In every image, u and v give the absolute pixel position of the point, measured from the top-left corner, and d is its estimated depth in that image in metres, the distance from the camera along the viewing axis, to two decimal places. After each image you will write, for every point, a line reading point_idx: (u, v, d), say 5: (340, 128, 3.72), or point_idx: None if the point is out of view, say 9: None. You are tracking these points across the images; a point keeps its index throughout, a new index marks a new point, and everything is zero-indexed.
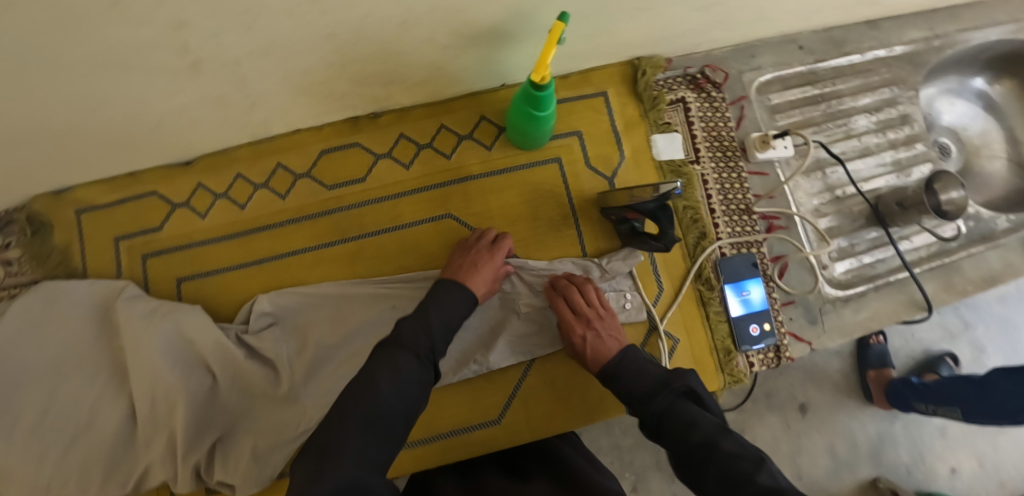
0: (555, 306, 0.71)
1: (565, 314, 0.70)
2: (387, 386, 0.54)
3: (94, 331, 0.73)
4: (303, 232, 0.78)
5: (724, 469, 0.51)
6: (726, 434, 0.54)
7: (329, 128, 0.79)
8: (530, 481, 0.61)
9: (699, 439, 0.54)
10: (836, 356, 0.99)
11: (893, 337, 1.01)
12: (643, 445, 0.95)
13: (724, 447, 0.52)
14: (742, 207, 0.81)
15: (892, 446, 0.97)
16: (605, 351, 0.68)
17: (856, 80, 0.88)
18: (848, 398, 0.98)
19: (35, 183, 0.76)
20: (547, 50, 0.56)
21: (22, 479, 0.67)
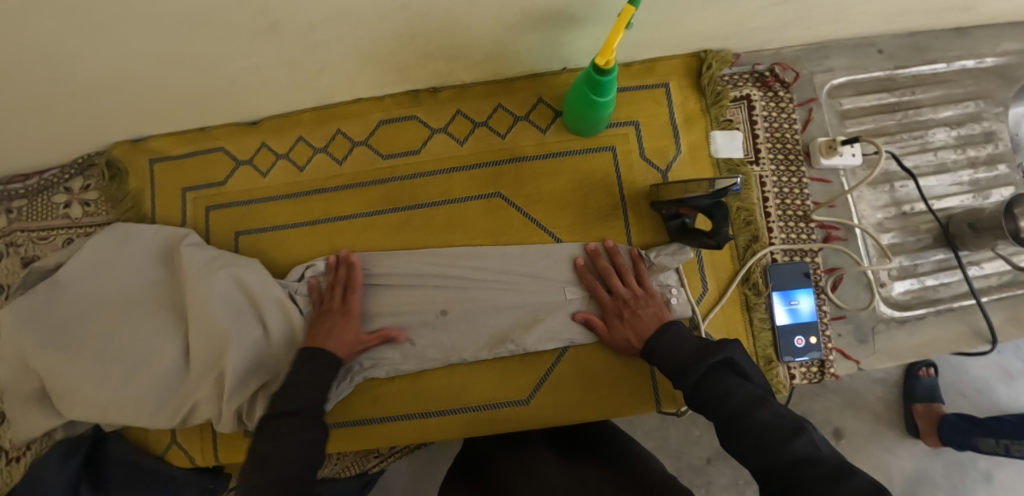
0: (590, 291, 0.73)
1: (601, 297, 0.72)
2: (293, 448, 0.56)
3: (158, 272, 0.78)
4: (357, 197, 0.80)
5: (756, 439, 0.50)
6: (762, 403, 0.53)
7: (390, 99, 0.81)
8: (579, 462, 0.61)
9: (734, 409, 0.53)
10: (880, 384, 0.94)
11: (945, 371, 0.95)
12: (664, 452, 0.96)
13: (757, 416, 0.51)
14: (800, 213, 0.78)
15: (930, 486, 0.92)
16: (646, 327, 0.68)
17: (938, 90, 0.83)
18: (889, 429, 0.93)
19: (117, 132, 0.81)
20: (617, 33, 0.55)
21: (85, 400, 0.73)
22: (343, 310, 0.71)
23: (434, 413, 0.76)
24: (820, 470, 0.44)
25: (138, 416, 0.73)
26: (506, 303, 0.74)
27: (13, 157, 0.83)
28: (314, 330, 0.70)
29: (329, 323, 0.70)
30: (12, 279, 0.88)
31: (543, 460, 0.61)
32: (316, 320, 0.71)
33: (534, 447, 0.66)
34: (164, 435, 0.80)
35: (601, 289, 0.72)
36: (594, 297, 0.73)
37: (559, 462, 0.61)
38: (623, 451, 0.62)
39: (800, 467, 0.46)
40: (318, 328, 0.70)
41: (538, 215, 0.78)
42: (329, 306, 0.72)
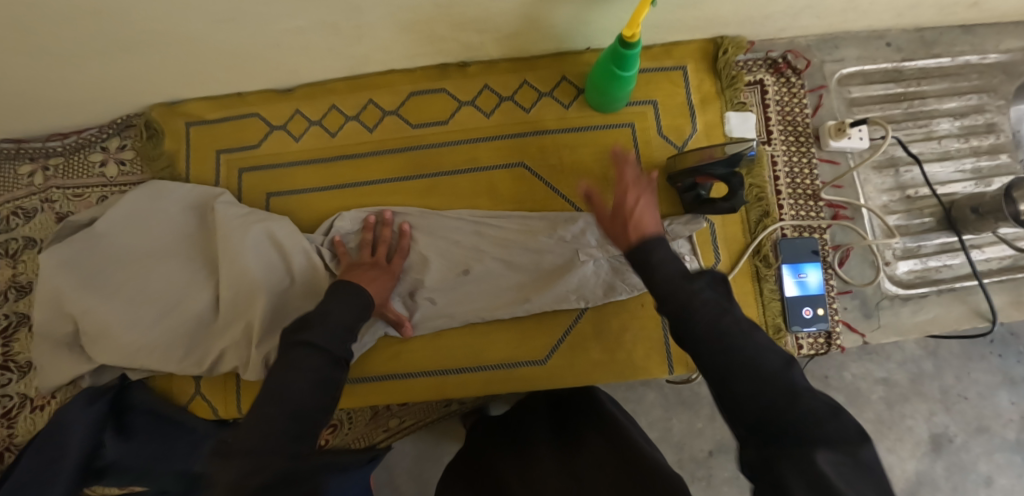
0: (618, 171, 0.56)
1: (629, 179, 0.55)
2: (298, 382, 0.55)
3: (193, 226, 0.81)
4: (385, 163, 0.84)
5: (745, 370, 0.44)
6: (753, 327, 0.47)
7: (420, 71, 0.85)
8: (580, 436, 0.61)
9: (723, 334, 0.47)
10: (881, 384, 0.97)
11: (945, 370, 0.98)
12: (664, 442, 0.98)
13: (755, 347, 0.45)
14: (809, 192, 0.81)
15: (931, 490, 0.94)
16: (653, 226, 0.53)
17: (943, 83, 0.87)
18: (887, 429, 0.95)
19: (157, 93, 0.85)
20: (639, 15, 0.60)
21: (115, 344, 0.75)
22: (386, 268, 0.74)
23: (454, 371, 0.78)
24: (810, 403, 0.41)
25: (171, 357, 0.75)
26: (529, 267, 0.77)
27: (56, 113, 0.86)
28: (355, 274, 0.71)
29: (373, 273, 0.72)
30: (46, 233, 0.91)
31: (542, 451, 0.59)
32: (355, 268, 0.73)
33: (534, 434, 0.64)
34: (189, 386, 0.83)
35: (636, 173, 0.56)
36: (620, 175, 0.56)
37: (558, 449, 0.59)
38: (614, 420, 0.62)
39: (790, 405, 0.41)
40: (361, 273, 0.71)
41: (560, 186, 0.82)
42: (372, 259, 0.74)
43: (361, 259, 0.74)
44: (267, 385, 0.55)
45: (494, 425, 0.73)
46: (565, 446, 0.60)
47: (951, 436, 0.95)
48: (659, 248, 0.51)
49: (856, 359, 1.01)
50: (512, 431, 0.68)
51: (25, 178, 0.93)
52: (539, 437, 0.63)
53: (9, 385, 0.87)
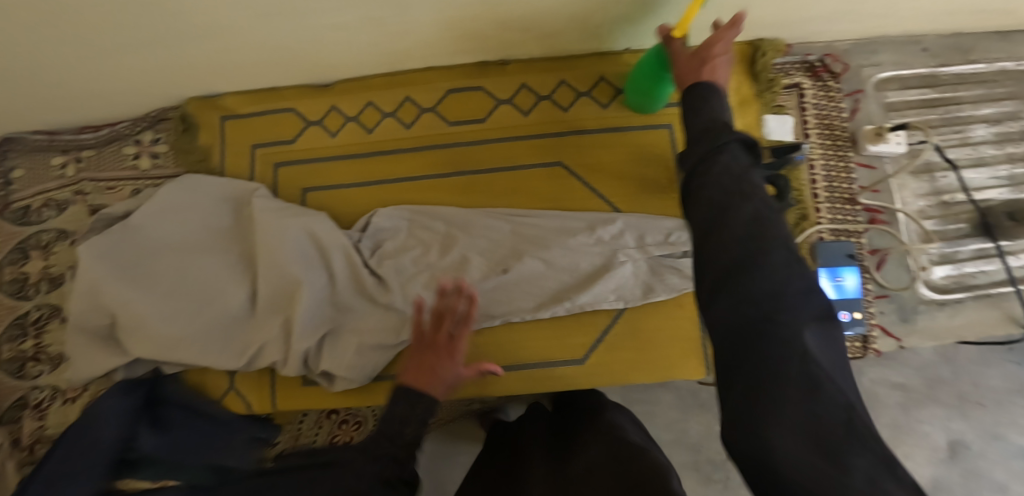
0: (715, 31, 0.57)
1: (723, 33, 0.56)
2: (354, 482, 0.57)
3: (229, 220, 0.81)
4: (423, 160, 0.84)
5: (738, 243, 0.41)
6: (750, 200, 0.43)
7: (459, 69, 0.85)
8: (576, 452, 0.60)
9: (721, 201, 0.44)
10: None
11: None
12: (681, 444, 0.98)
13: (755, 218, 0.42)
14: (846, 196, 0.82)
15: None
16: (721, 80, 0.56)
17: (979, 89, 0.86)
18: (904, 435, 0.89)
19: (195, 86, 0.85)
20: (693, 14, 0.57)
21: (151, 336, 0.74)
22: (451, 346, 0.67)
23: (492, 369, 0.78)
24: (797, 278, 0.39)
25: (209, 352, 0.75)
26: (568, 266, 0.77)
27: (93, 105, 0.86)
28: (415, 372, 0.66)
29: (437, 359, 0.66)
30: (78, 225, 0.91)
31: (538, 468, 0.59)
32: (420, 353, 0.67)
33: (533, 450, 0.64)
34: (222, 381, 0.82)
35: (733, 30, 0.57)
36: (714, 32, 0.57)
37: (554, 463, 0.59)
38: (611, 425, 0.62)
39: (777, 279, 0.39)
40: (419, 370, 0.65)
41: (598, 185, 0.82)
42: (436, 340, 0.67)
43: (428, 336, 0.68)
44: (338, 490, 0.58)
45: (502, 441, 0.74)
46: (562, 460, 0.59)
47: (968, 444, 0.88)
48: (719, 93, 0.53)
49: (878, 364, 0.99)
50: (516, 449, 0.68)
51: (56, 170, 0.93)
52: (538, 452, 0.63)
53: (41, 377, 0.88)
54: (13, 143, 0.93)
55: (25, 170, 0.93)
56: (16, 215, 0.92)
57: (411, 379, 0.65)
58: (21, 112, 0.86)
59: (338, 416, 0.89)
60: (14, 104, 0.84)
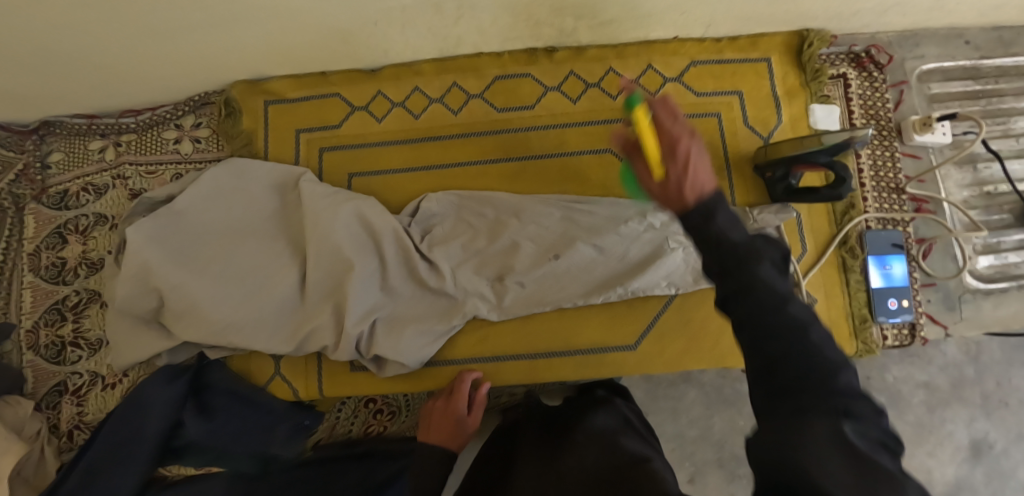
0: (660, 120, 0.41)
1: (675, 134, 0.40)
2: None
3: (275, 205, 0.80)
4: (473, 145, 0.84)
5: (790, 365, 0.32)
6: (802, 322, 0.33)
7: (508, 55, 0.85)
8: (566, 450, 0.60)
9: (765, 318, 0.33)
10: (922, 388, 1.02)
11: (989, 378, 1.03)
12: (705, 441, 0.97)
13: (817, 349, 0.32)
14: (892, 185, 0.82)
15: None
16: (707, 184, 0.38)
17: (1021, 82, 0.86)
18: (931, 433, 1.02)
19: (242, 69, 0.84)
20: (644, 129, 0.46)
21: (198, 320, 0.73)
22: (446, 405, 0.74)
23: (544, 355, 0.78)
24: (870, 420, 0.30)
25: (258, 336, 0.74)
26: (620, 251, 0.77)
27: (136, 88, 0.86)
28: (436, 429, 0.71)
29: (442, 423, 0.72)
30: (119, 210, 0.90)
31: (525, 475, 0.59)
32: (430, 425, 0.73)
33: (523, 450, 0.64)
34: (267, 366, 0.81)
35: (680, 125, 0.40)
36: (661, 120, 0.41)
37: (544, 462, 0.59)
38: (603, 432, 0.62)
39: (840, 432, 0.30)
40: (439, 428, 0.71)
41: None
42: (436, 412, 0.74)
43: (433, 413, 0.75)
44: None
45: (495, 444, 0.72)
46: (550, 463, 0.58)
47: (992, 443, 1.01)
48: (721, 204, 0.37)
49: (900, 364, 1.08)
50: (508, 449, 0.68)
51: (95, 154, 0.92)
52: (528, 453, 0.62)
53: (80, 362, 0.87)
54: (51, 126, 0.92)
55: (64, 154, 0.93)
56: (54, 199, 0.92)
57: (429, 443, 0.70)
58: (63, 95, 0.85)
59: (376, 407, 0.89)
60: (55, 86, 0.83)
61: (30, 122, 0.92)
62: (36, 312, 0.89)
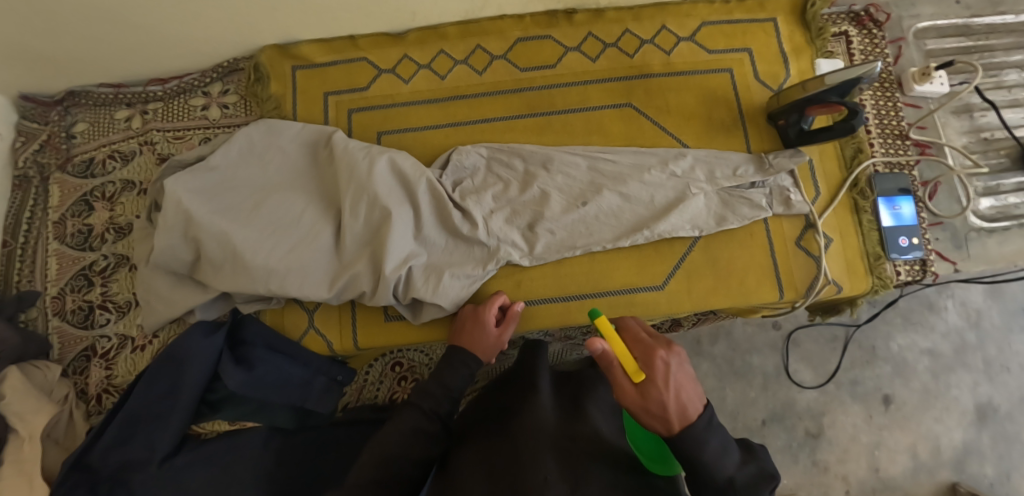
0: (633, 344, 0.68)
1: (655, 349, 0.64)
2: (392, 437, 0.64)
3: (308, 160, 0.81)
4: (497, 104, 0.87)
5: None
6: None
7: (530, 18, 0.89)
8: (581, 418, 0.69)
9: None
10: (926, 355, 1.13)
11: (990, 345, 1.13)
12: None
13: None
14: (897, 132, 0.87)
15: (977, 459, 1.10)
16: (687, 409, 0.59)
17: (1010, 38, 0.93)
18: (939, 398, 1.12)
19: (272, 34, 0.86)
20: (618, 343, 0.64)
21: (236, 268, 0.74)
22: (476, 316, 0.76)
23: (576, 297, 0.81)
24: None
25: (296, 284, 0.74)
26: (645, 197, 0.80)
27: (166, 56, 0.87)
28: (464, 338, 0.75)
29: (471, 333, 0.75)
30: (146, 175, 0.91)
31: (548, 461, 0.59)
32: (460, 333, 0.76)
33: (536, 430, 0.64)
34: (302, 320, 0.82)
35: (657, 343, 0.66)
36: (638, 348, 0.66)
37: (560, 423, 0.67)
38: (604, 416, 0.72)
39: None
40: (468, 334, 0.75)
41: (666, 124, 0.86)
42: (465, 320, 0.77)
43: (463, 321, 0.77)
44: (385, 433, 0.65)
45: (487, 411, 0.75)
46: (570, 460, 0.60)
47: (996, 406, 1.11)
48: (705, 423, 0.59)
49: (905, 331, 1.14)
50: (511, 416, 0.70)
51: (121, 123, 0.93)
52: (542, 437, 0.64)
53: (108, 325, 0.86)
54: (77, 97, 0.93)
55: (88, 124, 0.93)
56: (79, 168, 0.93)
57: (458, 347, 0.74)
58: (92, 63, 0.87)
59: (401, 371, 0.92)
60: (85, 54, 0.84)
61: (54, 93, 0.93)
62: (62, 279, 0.89)
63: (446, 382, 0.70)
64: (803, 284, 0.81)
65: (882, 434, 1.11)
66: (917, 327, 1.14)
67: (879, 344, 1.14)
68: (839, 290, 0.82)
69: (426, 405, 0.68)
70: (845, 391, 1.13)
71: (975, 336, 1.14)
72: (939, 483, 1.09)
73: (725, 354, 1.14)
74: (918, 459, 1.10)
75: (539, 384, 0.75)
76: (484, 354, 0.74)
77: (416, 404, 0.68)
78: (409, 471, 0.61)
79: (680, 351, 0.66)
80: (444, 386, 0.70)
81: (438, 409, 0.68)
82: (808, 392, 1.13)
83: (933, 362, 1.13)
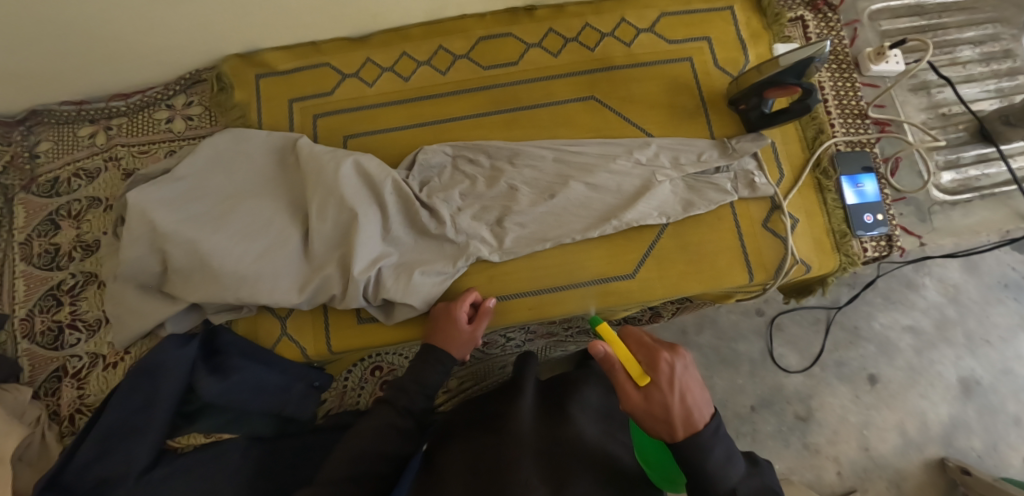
0: (636, 347, 0.68)
1: (658, 351, 0.64)
2: (367, 434, 0.64)
3: (275, 168, 0.81)
4: (462, 102, 0.88)
5: None
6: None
7: (491, 17, 0.90)
8: (567, 420, 0.67)
9: None
10: (908, 332, 1.15)
11: (969, 318, 1.15)
12: None
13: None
14: (856, 112, 0.89)
15: (965, 433, 1.11)
16: (695, 415, 0.59)
17: (962, 15, 0.96)
18: (923, 374, 1.13)
19: (233, 43, 0.86)
20: (621, 347, 0.65)
21: (205, 277, 0.74)
22: (450, 315, 0.75)
23: (549, 290, 0.81)
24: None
25: (266, 290, 0.74)
26: (613, 185, 0.80)
27: (126, 71, 0.87)
28: (437, 337, 0.75)
29: (445, 331, 0.75)
30: (111, 191, 0.91)
31: (529, 469, 0.59)
32: (434, 331, 0.75)
33: (520, 436, 0.64)
34: (275, 327, 0.82)
35: (661, 346, 0.66)
36: (641, 352, 0.66)
37: (544, 426, 0.67)
38: (591, 414, 0.71)
39: None
40: (442, 332, 0.75)
41: (631, 114, 0.87)
42: (438, 318, 0.76)
43: (436, 319, 0.76)
44: (360, 435, 0.64)
45: (468, 413, 0.73)
46: (554, 467, 0.61)
47: (979, 379, 1.13)
48: (715, 435, 0.59)
49: (886, 309, 1.16)
50: (494, 417, 0.69)
51: (86, 140, 0.92)
52: (526, 443, 0.63)
53: (79, 345, 0.85)
54: (39, 116, 0.91)
55: (52, 143, 0.92)
56: (44, 187, 0.92)
57: (433, 345, 0.74)
58: (51, 81, 0.86)
59: (382, 374, 0.93)
60: (41, 72, 0.83)
61: (15, 113, 0.92)
62: (31, 300, 0.87)
63: (419, 380, 0.70)
64: (773, 265, 0.82)
65: (870, 413, 1.12)
66: (897, 305, 1.16)
67: (861, 323, 1.15)
68: (807, 269, 0.83)
69: (399, 401, 0.69)
70: (830, 373, 1.14)
71: (955, 310, 1.15)
72: (928, 458, 1.10)
73: (711, 343, 1.14)
74: (907, 436, 1.11)
75: (523, 391, 0.72)
76: (457, 351, 0.74)
77: (387, 401, 0.68)
78: (381, 468, 0.62)
79: (685, 355, 0.66)
80: (418, 384, 0.70)
81: (412, 405, 0.69)
82: (795, 376, 1.14)
83: (915, 339, 1.14)
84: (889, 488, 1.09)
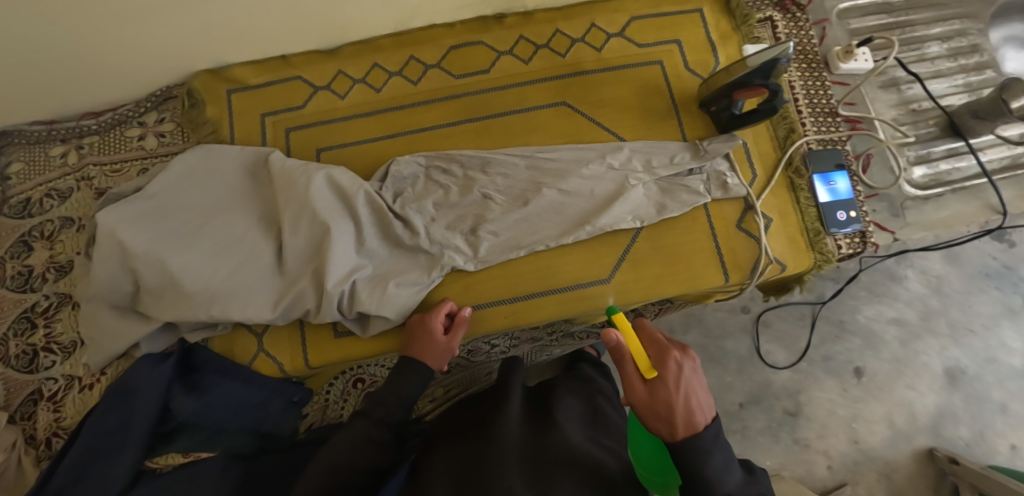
0: (648, 342, 0.66)
1: (669, 348, 0.63)
2: (342, 448, 0.63)
3: (247, 183, 0.81)
4: (435, 111, 0.88)
5: None
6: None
7: (461, 26, 0.90)
8: (554, 427, 0.67)
9: None
10: (892, 324, 1.15)
11: (952, 308, 1.16)
12: None
13: None
14: (827, 110, 0.90)
15: (952, 422, 1.12)
16: (697, 416, 0.57)
17: (930, 12, 0.97)
18: (908, 365, 1.14)
19: (201, 59, 0.86)
20: (633, 339, 0.64)
21: (177, 295, 0.73)
22: (426, 326, 0.75)
23: (526, 296, 0.81)
24: None
25: (240, 306, 0.74)
26: (587, 190, 0.81)
27: (95, 90, 0.86)
28: (414, 348, 0.75)
29: (421, 342, 0.74)
30: (84, 210, 0.90)
31: (514, 476, 0.58)
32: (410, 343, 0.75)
33: (507, 445, 0.63)
34: (252, 343, 0.81)
35: (673, 344, 0.64)
36: (652, 347, 0.65)
37: (530, 433, 0.66)
38: (575, 420, 0.70)
39: None
40: (417, 343, 0.75)
41: (603, 119, 0.87)
42: (414, 330, 0.76)
43: (412, 331, 0.76)
44: (335, 448, 0.64)
45: (454, 424, 0.73)
46: (538, 471, 0.60)
47: (964, 369, 1.14)
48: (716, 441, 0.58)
49: (870, 303, 1.17)
50: (479, 427, 0.68)
51: (58, 160, 0.92)
52: (511, 451, 0.62)
53: (54, 367, 0.85)
54: (9, 136, 0.90)
55: (23, 164, 0.92)
56: (16, 209, 0.91)
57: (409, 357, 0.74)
58: (18, 103, 0.85)
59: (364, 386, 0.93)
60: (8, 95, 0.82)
61: None
62: (5, 323, 0.86)
63: (396, 392, 0.70)
64: (748, 265, 0.82)
65: (858, 406, 1.12)
66: (881, 298, 1.16)
67: (846, 317, 1.16)
68: (782, 268, 0.84)
69: (376, 413, 0.68)
70: (818, 368, 1.14)
71: (938, 301, 1.16)
72: (917, 449, 1.11)
73: (698, 342, 1.15)
74: (895, 428, 1.12)
75: (507, 401, 0.72)
76: (434, 361, 0.74)
77: (363, 413, 0.67)
78: (358, 480, 0.62)
79: (696, 356, 0.64)
80: (394, 396, 0.70)
81: (389, 417, 0.69)
82: (783, 372, 1.14)
83: (900, 331, 1.15)
84: (879, 479, 1.09)
